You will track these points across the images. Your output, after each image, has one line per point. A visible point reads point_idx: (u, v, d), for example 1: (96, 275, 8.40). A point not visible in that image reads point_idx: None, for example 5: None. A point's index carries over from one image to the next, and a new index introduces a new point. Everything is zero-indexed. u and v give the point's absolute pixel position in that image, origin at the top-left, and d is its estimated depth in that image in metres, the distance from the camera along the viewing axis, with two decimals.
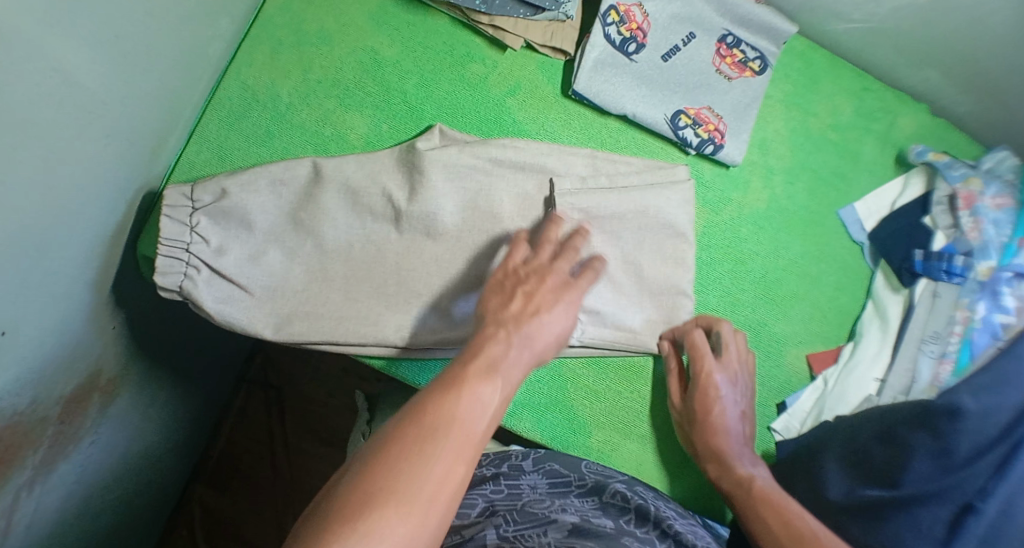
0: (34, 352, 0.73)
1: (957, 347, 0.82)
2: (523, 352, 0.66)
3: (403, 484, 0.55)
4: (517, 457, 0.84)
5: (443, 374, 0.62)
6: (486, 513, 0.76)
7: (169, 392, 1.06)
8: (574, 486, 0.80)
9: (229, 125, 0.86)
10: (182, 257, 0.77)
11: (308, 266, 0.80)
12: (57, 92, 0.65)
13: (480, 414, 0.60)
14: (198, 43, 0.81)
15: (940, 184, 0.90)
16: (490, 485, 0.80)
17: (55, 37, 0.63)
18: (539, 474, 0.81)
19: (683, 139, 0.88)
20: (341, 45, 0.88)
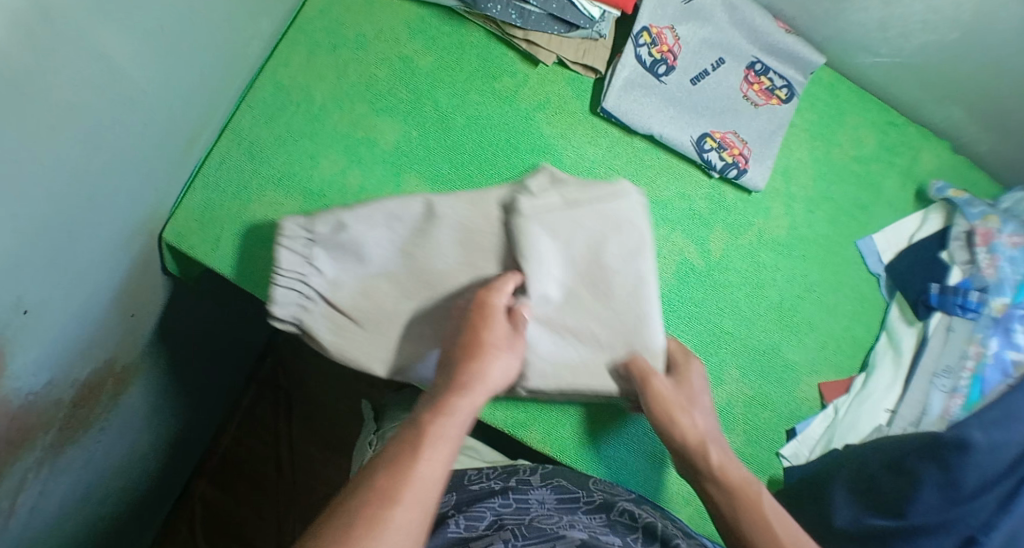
0: (55, 332, 0.74)
1: (969, 381, 0.84)
2: (487, 378, 0.70)
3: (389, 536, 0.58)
4: (524, 472, 0.84)
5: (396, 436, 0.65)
6: (494, 527, 0.76)
7: (187, 377, 1.07)
8: (582, 502, 0.79)
9: (262, 123, 0.88)
10: (297, 289, 0.79)
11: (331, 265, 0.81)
12: (97, 77, 0.66)
13: (434, 472, 0.62)
14: (238, 39, 0.83)
15: (958, 220, 0.92)
16: (499, 498, 0.80)
17: (104, 24, 0.64)
18: (547, 489, 0.81)
19: (707, 162, 0.89)
20: (376, 51, 0.89)
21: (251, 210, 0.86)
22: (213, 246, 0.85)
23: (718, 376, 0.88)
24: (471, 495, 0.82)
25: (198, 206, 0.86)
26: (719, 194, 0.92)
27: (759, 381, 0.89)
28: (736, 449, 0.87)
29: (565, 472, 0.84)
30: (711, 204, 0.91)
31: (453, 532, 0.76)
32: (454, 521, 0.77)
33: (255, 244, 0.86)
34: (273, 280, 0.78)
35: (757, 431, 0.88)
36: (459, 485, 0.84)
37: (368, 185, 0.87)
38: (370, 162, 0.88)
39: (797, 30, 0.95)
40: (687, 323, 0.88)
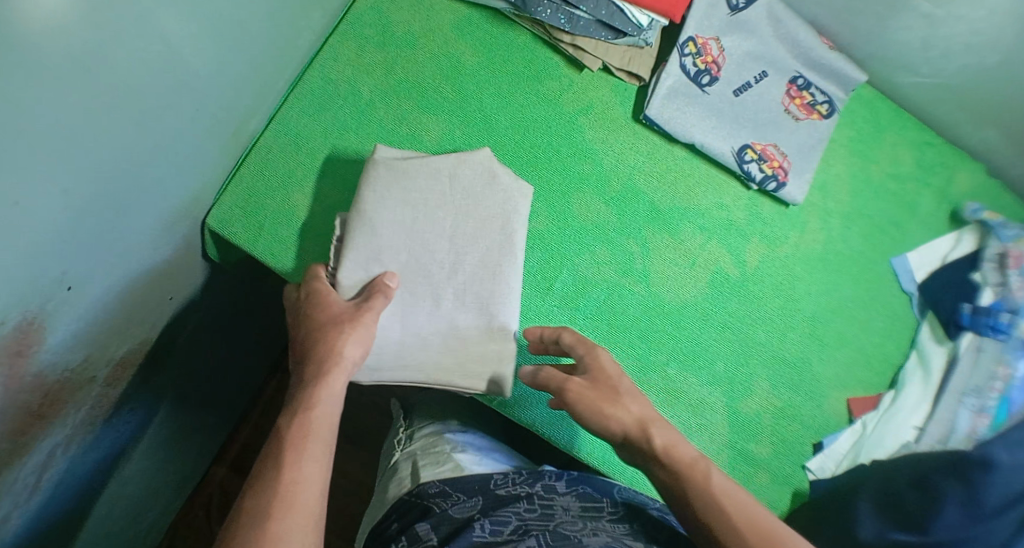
0: (97, 309, 0.76)
1: (996, 402, 0.85)
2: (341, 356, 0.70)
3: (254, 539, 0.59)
4: (550, 477, 0.80)
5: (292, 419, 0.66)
6: (519, 532, 0.71)
7: (212, 364, 1.07)
8: (605, 512, 0.76)
9: (310, 115, 0.89)
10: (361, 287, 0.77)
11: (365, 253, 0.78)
12: (152, 60, 0.67)
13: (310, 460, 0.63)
14: (290, 31, 0.84)
15: (992, 242, 0.92)
16: (522, 503, 0.75)
17: (160, 9, 0.66)
18: (571, 497, 0.77)
19: (747, 172, 0.90)
20: (425, 49, 0.91)
21: (295, 200, 0.88)
22: (255, 233, 0.86)
23: (747, 386, 0.89)
24: (496, 500, 0.76)
25: (242, 193, 0.87)
26: (755, 205, 0.93)
27: (789, 393, 0.90)
28: (762, 459, 0.88)
29: (588, 478, 0.81)
30: (747, 216, 0.92)
31: (479, 536, 0.70)
32: (478, 526, 0.71)
33: (297, 235, 0.87)
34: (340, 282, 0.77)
35: (784, 442, 0.89)
36: (485, 489, 0.77)
37: None
38: None
39: (840, 46, 0.96)
40: (718, 332, 0.89)
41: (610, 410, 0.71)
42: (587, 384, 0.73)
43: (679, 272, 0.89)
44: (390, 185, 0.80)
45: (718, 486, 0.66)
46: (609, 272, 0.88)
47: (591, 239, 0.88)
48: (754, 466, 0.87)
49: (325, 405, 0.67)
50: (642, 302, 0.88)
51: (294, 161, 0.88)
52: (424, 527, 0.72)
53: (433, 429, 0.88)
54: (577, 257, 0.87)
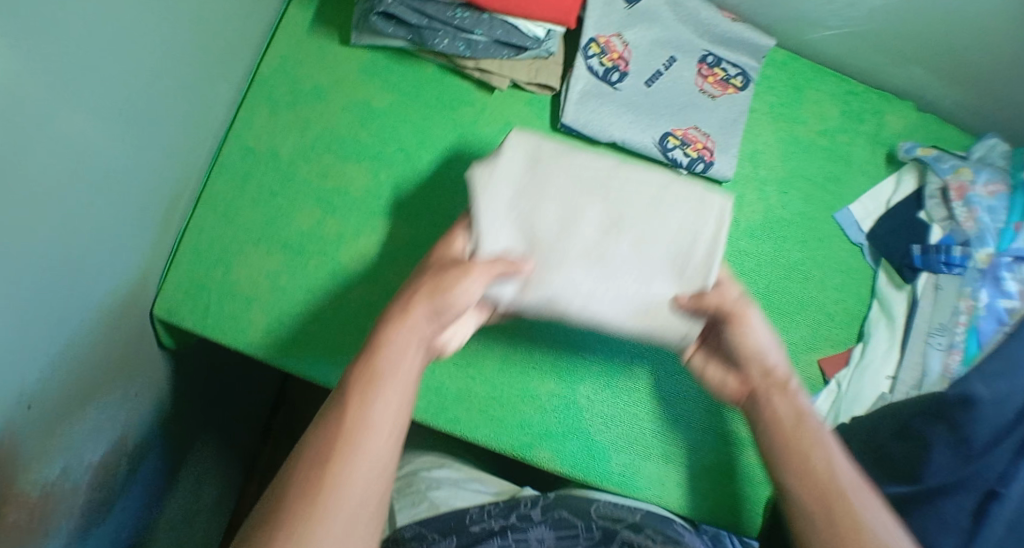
0: (62, 421, 0.76)
1: (964, 336, 0.84)
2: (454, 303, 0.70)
3: (314, 460, 0.62)
4: (525, 505, 0.84)
5: (353, 369, 0.67)
6: None
7: (199, 453, 1.09)
8: (582, 538, 0.79)
9: (235, 187, 0.89)
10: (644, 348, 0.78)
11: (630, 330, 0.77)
12: (65, 168, 0.67)
13: (387, 416, 0.65)
14: (200, 109, 0.84)
15: (932, 177, 0.92)
16: (497, 540, 0.79)
17: (61, 120, 0.65)
18: (546, 526, 0.81)
19: (674, 160, 0.90)
20: (337, 100, 0.91)
21: (236, 273, 0.88)
22: (204, 313, 0.87)
23: None
24: (472, 537, 0.80)
25: (185, 276, 0.88)
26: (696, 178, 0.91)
27: None
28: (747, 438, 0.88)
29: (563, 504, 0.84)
30: None
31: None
32: None
33: (246, 307, 0.87)
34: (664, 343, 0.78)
35: None
36: (460, 526, 0.82)
37: (346, 232, 0.89)
38: (344, 210, 0.89)
39: (744, 16, 0.96)
40: None
41: (762, 341, 0.76)
42: (756, 319, 0.76)
43: None
44: (493, 199, 0.77)
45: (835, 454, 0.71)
46: None
47: None
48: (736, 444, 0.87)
49: (409, 360, 0.68)
50: None
51: (228, 236, 0.89)
52: None
53: (408, 469, 0.94)
54: None
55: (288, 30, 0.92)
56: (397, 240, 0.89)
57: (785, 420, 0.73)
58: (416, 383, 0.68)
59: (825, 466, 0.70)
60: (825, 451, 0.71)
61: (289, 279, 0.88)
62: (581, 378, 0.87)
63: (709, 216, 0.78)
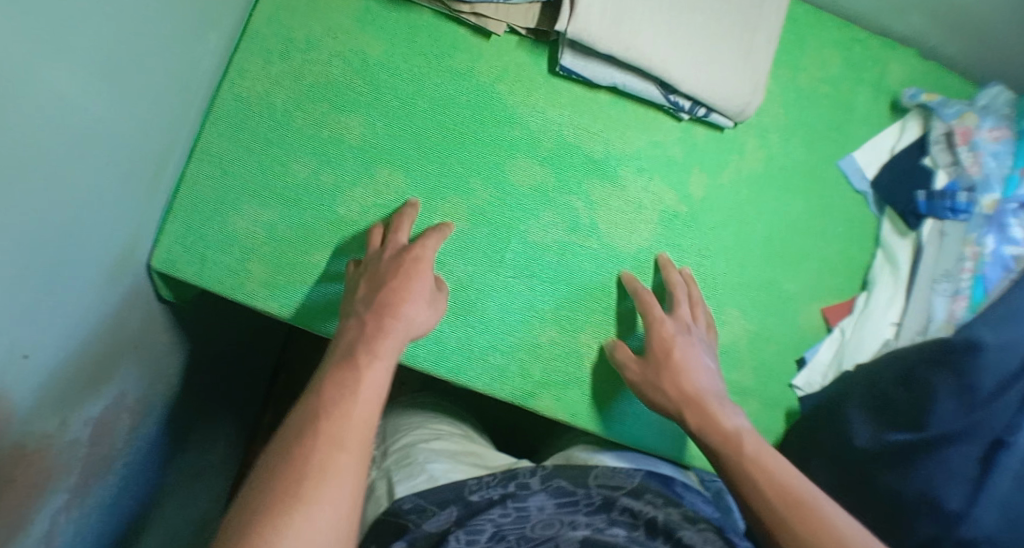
0: (59, 375, 0.74)
1: (970, 283, 0.82)
2: (404, 318, 0.75)
3: (255, 527, 0.60)
4: (524, 474, 0.80)
5: (290, 425, 0.67)
6: (495, 539, 0.71)
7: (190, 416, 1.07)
8: (582, 504, 0.77)
9: (230, 137, 0.88)
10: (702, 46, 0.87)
11: (683, 69, 0.85)
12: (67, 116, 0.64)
13: (334, 489, 0.63)
14: (192, 58, 0.82)
15: (936, 123, 0.90)
16: (497, 509, 0.75)
17: (63, 68, 0.63)
18: (546, 493, 0.77)
19: (675, 103, 0.88)
20: (330, 48, 0.90)
21: (232, 225, 0.87)
22: (200, 265, 0.86)
23: (718, 318, 0.88)
24: (472, 507, 0.76)
25: (181, 229, 0.86)
26: (723, 111, 0.88)
27: (759, 315, 0.89)
28: (748, 387, 0.88)
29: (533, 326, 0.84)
30: (685, 149, 0.91)
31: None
32: (455, 537, 0.71)
33: (242, 258, 0.86)
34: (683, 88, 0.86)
35: (765, 365, 0.89)
36: (460, 496, 0.78)
37: (343, 181, 0.88)
38: (339, 159, 0.88)
39: None
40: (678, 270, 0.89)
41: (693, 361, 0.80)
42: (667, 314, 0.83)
43: (626, 218, 0.89)
44: None
45: (829, 516, 0.66)
46: (557, 232, 0.87)
47: (533, 204, 0.88)
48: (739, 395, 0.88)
49: (363, 400, 0.68)
50: (595, 256, 0.87)
51: (223, 187, 0.87)
52: None
53: (405, 440, 0.89)
54: (523, 225, 0.87)
55: None
56: (393, 189, 0.88)
57: (766, 457, 0.71)
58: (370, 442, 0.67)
59: (824, 514, 0.66)
60: (803, 485, 0.69)
61: (287, 229, 0.87)
62: (581, 325, 0.86)
63: (766, 5, 0.89)
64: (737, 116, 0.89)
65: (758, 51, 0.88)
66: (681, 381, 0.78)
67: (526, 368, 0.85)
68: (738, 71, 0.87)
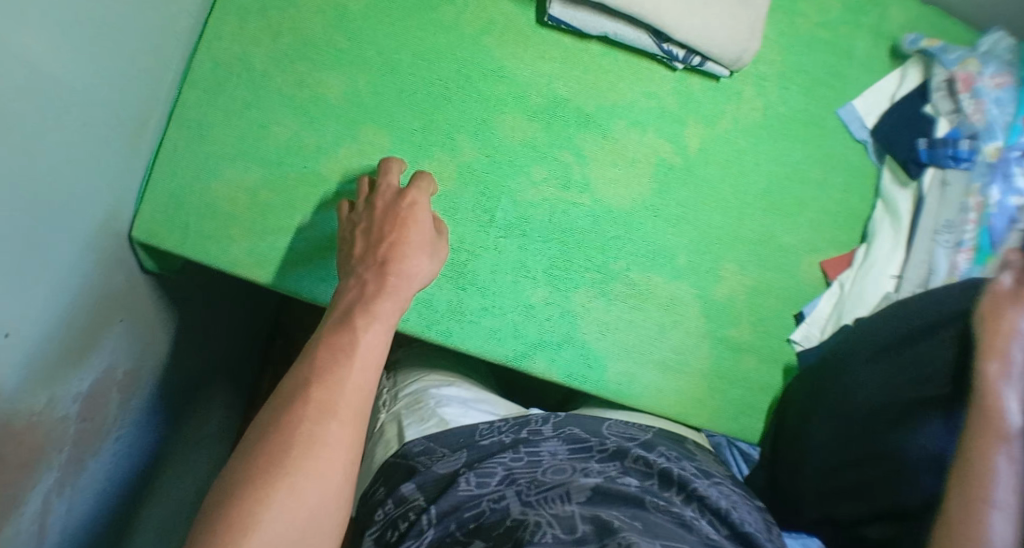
0: (43, 350, 0.72)
1: (975, 234, 0.81)
2: (407, 271, 0.71)
3: (247, 483, 0.59)
4: (535, 422, 0.82)
5: (287, 385, 0.65)
6: (506, 481, 0.71)
7: (184, 381, 1.05)
8: (595, 451, 0.77)
9: (209, 99, 0.85)
10: None
11: (678, 15, 0.82)
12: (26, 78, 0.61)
13: (323, 457, 0.61)
14: (165, 18, 0.79)
15: (937, 70, 0.87)
16: (509, 453, 0.76)
17: (20, 28, 0.60)
18: (558, 440, 0.79)
19: (668, 53, 0.85)
20: (309, 4, 0.86)
21: (214, 191, 0.84)
22: (184, 233, 0.83)
23: (715, 273, 0.86)
24: (481, 450, 0.78)
25: (163, 197, 0.84)
26: (719, 59, 0.85)
27: (758, 269, 0.87)
28: (746, 343, 0.86)
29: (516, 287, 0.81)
30: (679, 100, 0.88)
31: (464, 489, 0.70)
32: (465, 480, 0.72)
33: (226, 224, 0.84)
34: (679, 36, 0.83)
35: (765, 320, 0.87)
36: (471, 441, 0.80)
37: (326, 141, 0.85)
38: (322, 119, 0.85)
39: None
40: (673, 225, 0.86)
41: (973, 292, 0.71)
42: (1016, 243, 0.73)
43: (620, 173, 0.86)
44: None
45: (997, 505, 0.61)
46: (550, 189, 0.85)
47: (524, 160, 0.85)
48: (737, 352, 0.86)
49: (358, 362, 0.66)
50: (589, 214, 0.85)
51: (204, 151, 0.84)
52: (409, 487, 0.74)
53: (416, 387, 0.93)
54: (514, 183, 0.85)
55: None
56: (378, 149, 0.85)
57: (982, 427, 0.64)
58: (365, 412, 0.65)
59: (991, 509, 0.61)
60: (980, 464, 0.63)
61: (271, 193, 0.84)
62: (575, 285, 0.84)
63: None
64: (735, 63, 0.85)
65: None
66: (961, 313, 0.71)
67: (518, 330, 0.83)
68: (734, 16, 0.84)
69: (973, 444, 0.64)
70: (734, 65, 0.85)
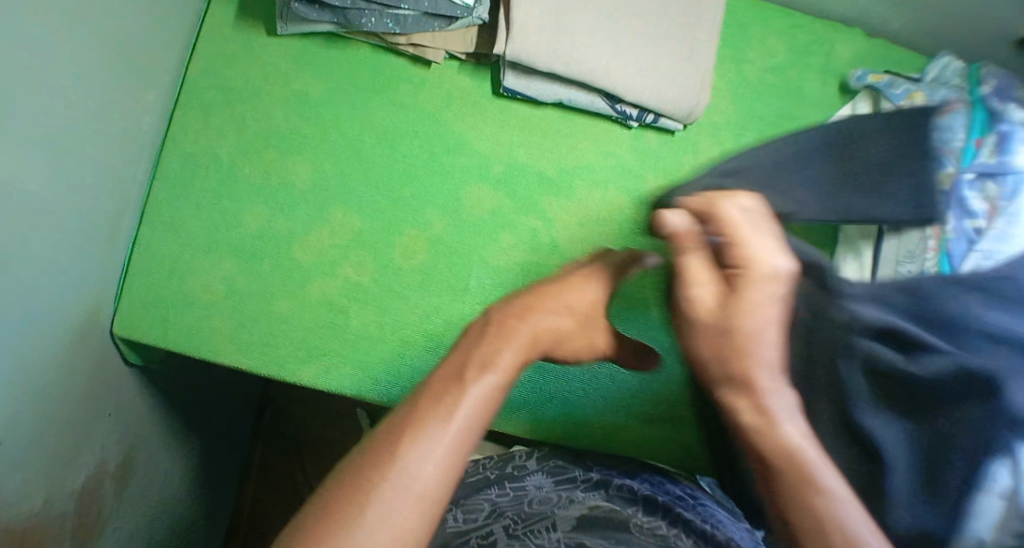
0: (31, 456, 0.73)
1: (936, 260, 0.82)
2: (532, 323, 0.68)
3: None
4: (519, 457, 0.85)
5: (388, 426, 0.59)
6: (492, 515, 0.76)
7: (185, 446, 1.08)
8: (579, 481, 0.81)
9: (180, 194, 0.87)
10: (643, 53, 0.86)
11: (627, 78, 0.85)
12: None
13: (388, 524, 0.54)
14: (131, 123, 0.81)
15: (885, 104, 0.91)
16: (494, 489, 0.81)
17: None
18: (542, 474, 0.82)
19: (623, 112, 0.88)
20: (271, 94, 0.89)
21: (191, 283, 0.86)
22: (164, 328, 0.85)
23: None
24: (470, 487, 0.83)
25: (140, 293, 0.85)
26: (672, 115, 0.87)
27: None
28: None
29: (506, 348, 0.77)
30: (637, 155, 0.90)
31: (452, 525, 0.76)
32: (452, 515, 0.77)
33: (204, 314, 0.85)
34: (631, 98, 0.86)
35: None
36: (458, 480, 0.84)
37: (298, 225, 0.87)
38: (292, 204, 0.87)
39: None
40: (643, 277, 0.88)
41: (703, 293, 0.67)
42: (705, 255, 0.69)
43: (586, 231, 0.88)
44: None
45: None
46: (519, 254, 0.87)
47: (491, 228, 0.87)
48: None
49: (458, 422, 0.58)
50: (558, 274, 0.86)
51: (179, 245, 0.86)
52: None
53: None
54: (483, 251, 0.87)
55: (212, 27, 0.89)
56: (349, 229, 0.87)
57: (806, 483, 0.58)
58: (448, 488, 0.56)
59: None
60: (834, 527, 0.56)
61: (247, 280, 0.86)
62: None
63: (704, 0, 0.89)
64: (689, 118, 0.88)
65: (701, 50, 0.88)
66: (694, 319, 0.67)
67: None
68: (682, 73, 0.87)
69: (786, 496, 0.59)
70: (687, 119, 0.88)
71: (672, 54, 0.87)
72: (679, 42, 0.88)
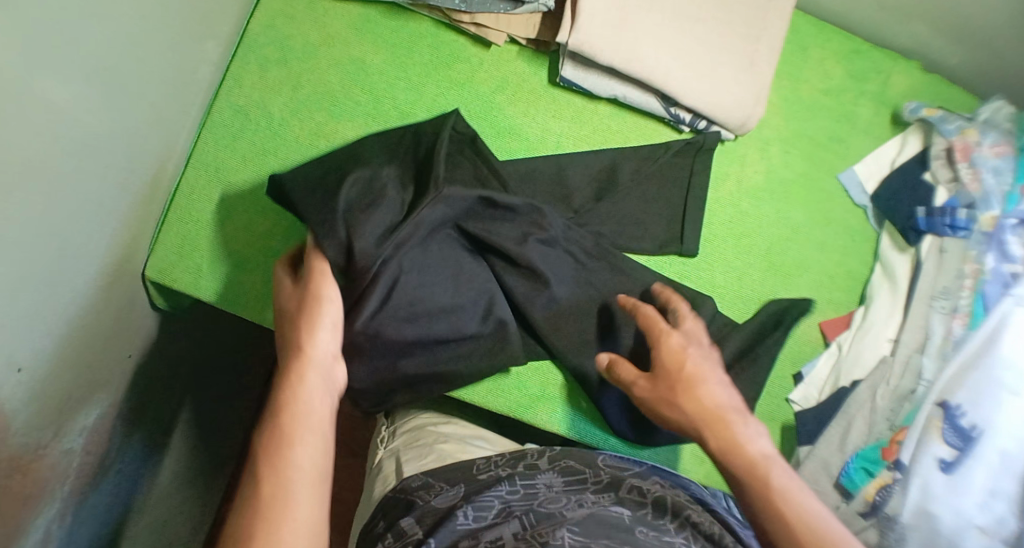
0: (54, 385, 0.73)
1: (969, 300, 0.81)
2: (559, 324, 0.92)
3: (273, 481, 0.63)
4: (533, 456, 0.83)
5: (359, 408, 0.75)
6: (503, 514, 0.72)
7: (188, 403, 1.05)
8: (589, 482, 0.77)
9: (226, 144, 0.87)
10: (703, 58, 0.87)
11: (685, 80, 0.85)
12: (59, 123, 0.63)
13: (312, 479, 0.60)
14: (188, 67, 0.81)
15: (936, 139, 0.90)
16: (505, 486, 0.77)
17: (57, 77, 0.62)
18: (555, 474, 0.79)
19: (676, 115, 0.89)
20: (329, 56, 0.89)
21: (227, 234, 0.86)
22: (196, 276, 0.85)
23: None
24: (479, 485, 0.78)
25: (175, 238, 0.85)
26: (724, 123, 0.88)
27: None
28: None
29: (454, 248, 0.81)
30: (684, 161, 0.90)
31: (460, 522, 0.70)
32: (462, 512, 0.72)
33: (237, 267, 0.85)
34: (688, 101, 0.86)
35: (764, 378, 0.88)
36: (467, 476, 0.81)
37: None
38: None
39: None
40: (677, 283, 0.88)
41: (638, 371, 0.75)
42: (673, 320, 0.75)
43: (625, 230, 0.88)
44: None
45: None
46: None
47: None
48: None
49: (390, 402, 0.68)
50: None
51: (219, 195, 0.86)
52: (408, 522, 0.74)
53: (413, 424, 0.94)
54: None
55: None
56: None
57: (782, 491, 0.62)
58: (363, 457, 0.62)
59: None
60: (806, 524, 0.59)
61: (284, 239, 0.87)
62: None
63: (769, 15, 0.90)
64: (740, 128, 0.88)
65: (760, 64, 0.88)
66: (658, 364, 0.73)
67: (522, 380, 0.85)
68: (740, 84, 0.87)
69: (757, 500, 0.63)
70: (740, 129, 0.89)
71: (732, 63, 0.87)
72: (739, 51, 0.88)
